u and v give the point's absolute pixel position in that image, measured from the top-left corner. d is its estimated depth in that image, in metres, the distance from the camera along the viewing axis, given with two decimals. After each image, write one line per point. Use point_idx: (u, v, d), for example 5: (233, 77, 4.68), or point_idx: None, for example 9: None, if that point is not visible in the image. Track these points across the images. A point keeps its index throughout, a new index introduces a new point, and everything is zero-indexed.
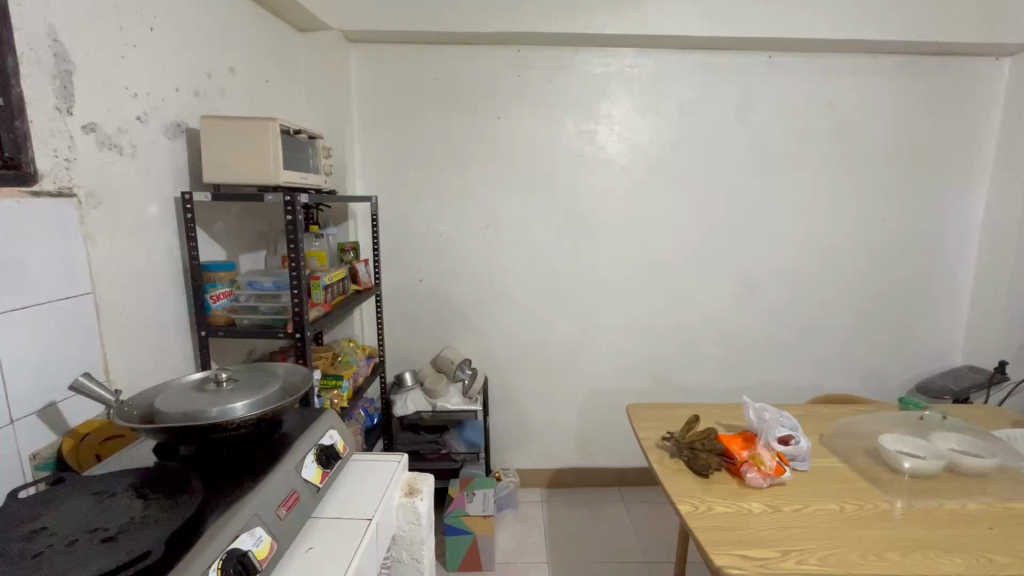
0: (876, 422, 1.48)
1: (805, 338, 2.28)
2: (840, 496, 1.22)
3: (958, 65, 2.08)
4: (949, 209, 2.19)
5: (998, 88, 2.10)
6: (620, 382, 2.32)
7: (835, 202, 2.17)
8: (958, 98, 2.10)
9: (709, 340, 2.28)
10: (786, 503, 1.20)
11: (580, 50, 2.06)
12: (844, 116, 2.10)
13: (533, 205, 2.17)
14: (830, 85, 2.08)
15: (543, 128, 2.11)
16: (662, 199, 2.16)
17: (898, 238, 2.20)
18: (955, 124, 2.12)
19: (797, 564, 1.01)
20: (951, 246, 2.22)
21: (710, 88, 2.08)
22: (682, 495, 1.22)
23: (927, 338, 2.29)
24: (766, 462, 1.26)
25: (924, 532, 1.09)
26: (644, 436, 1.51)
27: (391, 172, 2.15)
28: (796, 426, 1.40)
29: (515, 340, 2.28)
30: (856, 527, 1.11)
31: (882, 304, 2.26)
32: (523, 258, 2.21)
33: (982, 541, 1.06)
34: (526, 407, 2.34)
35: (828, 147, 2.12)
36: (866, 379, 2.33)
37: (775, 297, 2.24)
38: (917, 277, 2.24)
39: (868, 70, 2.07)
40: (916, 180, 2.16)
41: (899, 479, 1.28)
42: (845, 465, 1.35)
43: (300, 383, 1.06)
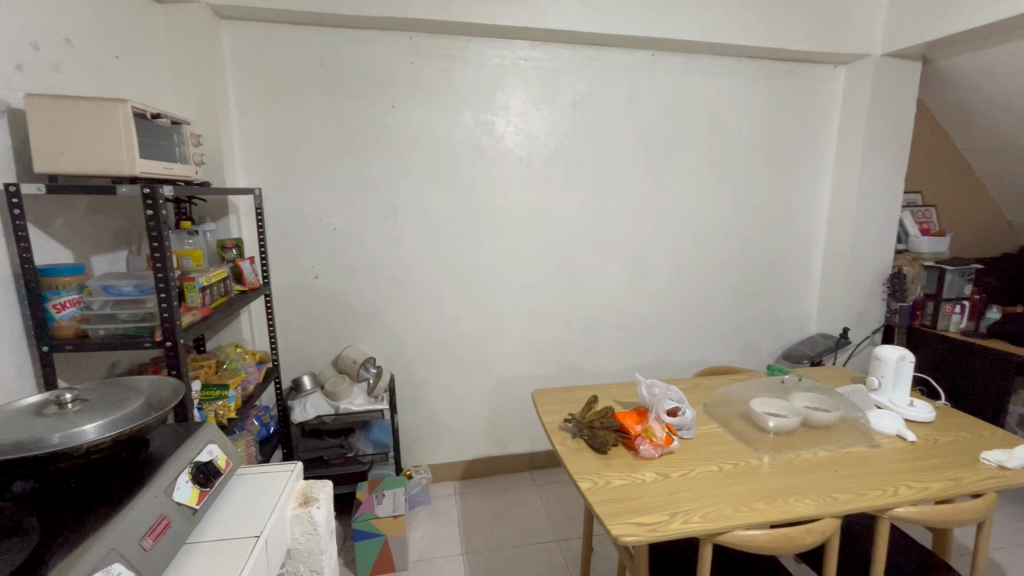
0: (748, 387, 1.66)
1: (690, 316, 2.49)
2: (718, 458, 1.36)
3: (806, 71, 2.36)
4: (802, 197, 2.50)
5: (836, 92, 2.42)
6: (526, 369, 2.37)
7: (711, 192, 2.38)
8: (807, 100, 2.39)
9: (607, 323, 2.40)
10: (674, 469, 1.31)
11: (475, 39, 2.05)
12: (717, 113, 2.31)
13: (434, 196, 2.14)
14: (704, 84, 2.27)
15: (440, 118, 2.08)
16: (558, 190, 2.23)
17: (764, 224, 2.48)
18: (805, 122, 2.42)
19: (682, 523, 1.10)
20: (805, 230, 2.54)
21: (600, 83, 2.18)
22: (584, 473, 1.29)
23: (789, 311, 2.61)
24: (656, 434, 1.36)
25: (785, 482, 1.25)
26: (547, 420, 1.56)
27: (277, 163, 1.99)
28: (682, 398, 1.52)
29: (421, 334, 2.24)
30: (731, 484, 1.24)
31: (752, 283, 2.53)
32: (425, 250, 2.17)
33: (829, 483, 1.24)
34: (435, 401, 2.32)
35: (704, 141, 2.32)
36: (742, 350, 2.60)
37: (663, 281, 2.42)
38: (779, 258, 2.54)
39: (735, 72, 2.29)
40: (776, 172, 2.43)
41: (766, 437, 1.45)
42: (724, 430, 1.50)
43: (170, 397, 0.95)
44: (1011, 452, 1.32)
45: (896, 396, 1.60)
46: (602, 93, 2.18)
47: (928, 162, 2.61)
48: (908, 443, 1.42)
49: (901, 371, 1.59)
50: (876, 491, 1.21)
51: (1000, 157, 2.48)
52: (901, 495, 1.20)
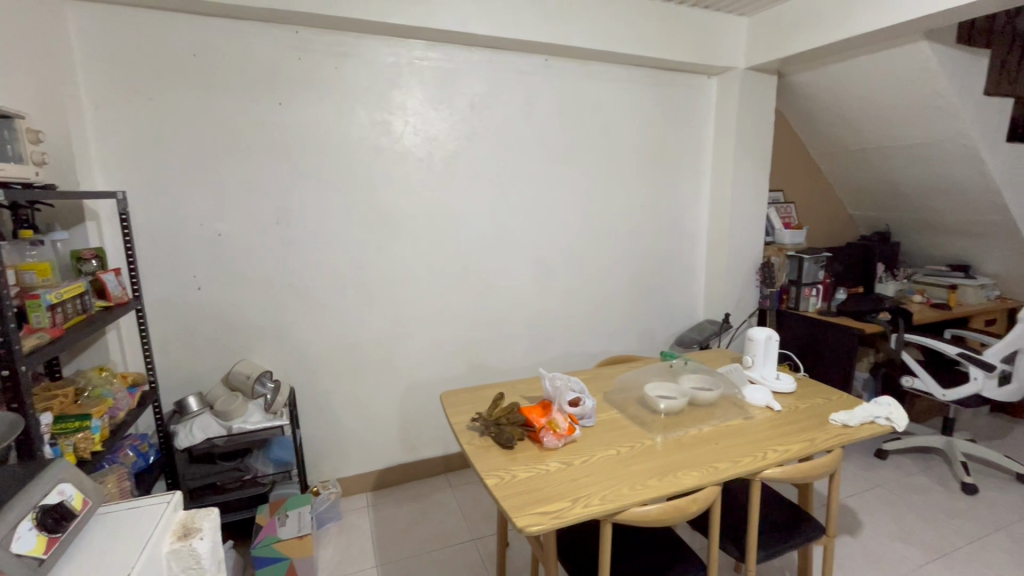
0: (642, 373, 1.78)
1: (592, 310, 2.61)
2: (616, 442, 1.44)
3: (684, 80, 2.58)
4: (686, 196, 2.72)
5: (710, 101, 2.67)
6: (437, 371, 2.35)
7: (606, 191, 2.51)
8: (686, 107, 2.61)
9: (515, 321, 2.45)
10: (576, 457, 1.37)
11: (367, 36, 1.99)
12: (608, 117, 2.44)
13: (330, 198, 2.04)
14: (595, 90, 2.39)
15: (333, 117, 2.00)
16: (460, 191, 2.24)
17: (654, 221, 2.67)
18: (685, 127, 2.64)
19: (582, 508, 1.16)
20: (689, 226, 2.77)
21: (497, 85, 2.21)
22: (490, 470, 1.31)
23: (679, 301, 2.84)
24: (560, 424, 1.42)
25: (674, 458, 1.36)
26: (455, 421, 1.56)
27: (144, 163, 1.79)
28: (582, 388, 1.60)
29: (322, 343, 2.14)
30: (627, 465, 1.33)
31: (646, 276, 2.71)
32: (322, 255, 2.07)
33: (710, 455, 1.37)
34: (342, 412, 2.23)
35: (598, 143, 2.45)
36: (641, 339, 2.78)
37: (567, 277, 2.51)
38: (669, 252, 2.75)
39: (623, 78, 2.44)
40: (662, 173, 2.63)
41: (658, 418, 1.57)
42: (621, 415, 1.60)
43: (5, 434, 0.83)
44: (853, 413, 1.54)
45: (765, 371, 1.80)
46: (500, 96, 2.22)
47: (787, 164, 2.97)
48: (775, 412, 1.61)
49: (769, 349, 1.79)
50: (749, 458, 1.35)
51: (841, 160, 2.89)
52: (769, 458, 1.35)
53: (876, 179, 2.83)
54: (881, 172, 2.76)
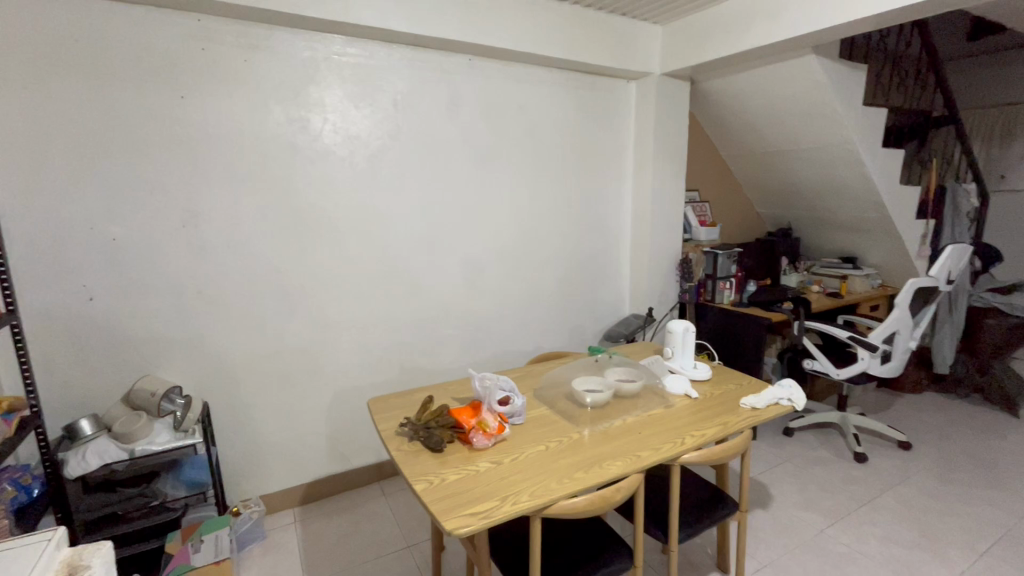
0: (570, 369, 1.83)
1: (524, 308, 2.64)
2: (546, 437, 1.47)
3: (605, 84, 2.67)
4: (610, 196, 2.83)
5: (630, 104, 2.78)
6: (366, 377, 2.28)
7: (534, 191, 2.55)
8: (608, 110, 2.71)
9: (447, 322, 2.43)
10: (506, 455, 1.38)
11: (279, 28, 1.88)
12: (533, 117, 2.48)
13: (242, 199, 1.92)
14: (520, 91, 2.42)
15: (243, 113, 1.88)
16: (385, 190, 2.18)
17: (581, 219, 2.74)
18: (608, 128, 2.73)
19: (511, 506, 1.17)
20: (614, 225, 2.88)
21: (421, 84, 2.18)
22: (420, 475, 1.29)
23: (607, 297, 2.94)
24: (490, 424, 1.42)
25: (600, 449, 1.40)
26: (383, 427, 1.52)
27: (17, 161, 1.59)
28: (512, 387, 1.62)
29: (239, 353, 2.00)
30: (556, 459, 1.36)
31: (575, 274, 2.79)
32: (236, 259, 1.94)
33: (634, 444, 1.43)
34: (264, 425, 2.10)
35: (524, 144, 2.48)
36: (571, 335, 2.85)
37: (497, 276, 2.53)
38: (596, 250, 2.84)
39: (546, 80, 2.48)
40: (587, 173, 2.71)
41: (586, 412, 1.61)
42: (550, 411, 1.64)
43: None
44: (761, 397, 1.67)
45: (683, 361, 1.91)
46: (424, 95, 2.19)
47: (702, 165, 3.16)
48: (693, 400, 1.71)
49: (687, 340, 1.90)
50: (668, 445, 1.43)
51: (748, 162, 3.11)
52: (687, 444, 1.44)
53: (778, 179, 3.08)
54: (782, 173, 3.01)
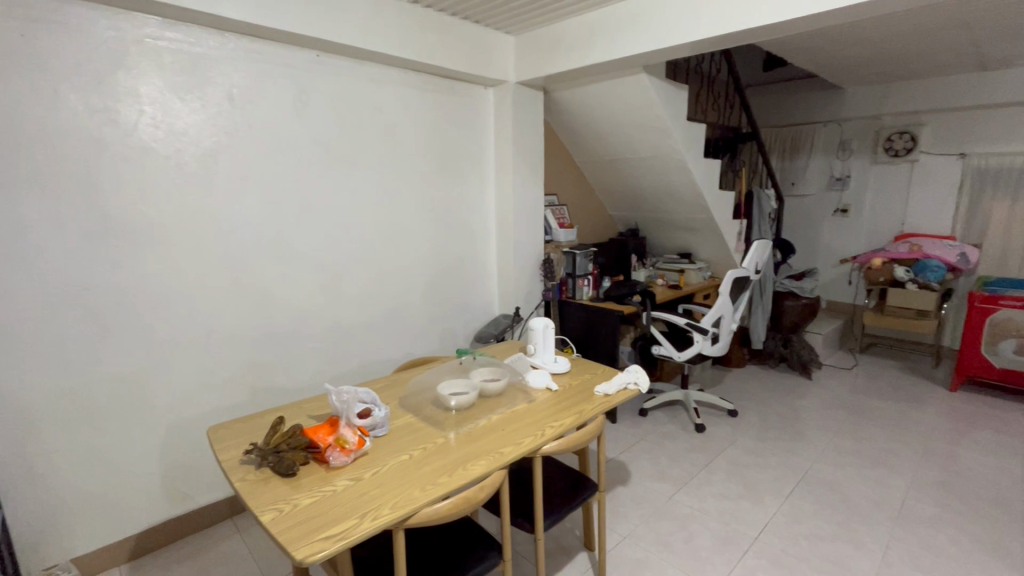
0: (435, 374, 1.82)
1: (391, 315, 2.57)
2: (410, 446, 1.44)
3: (463, 89, 2.71)
4: (473, 200, 2.88)
5: (488, 110, 2.86)
6: (210, 403, 2.03)
7: (395, 195, 2.49)
8: (467, 115, 2.75)
9: (305, 334, 2.26)
10: (367, 470, 1.32)
11: (71, 2, 1.59)
12: (390, 120, 2.42)
13: (30, 204, 1.59)
14: (375, 91, 2.35)
15: (25, 100, 1.55)
16: (223, 193, 1.96)
17: (446, 223, 2.75)
18: (468, 133, 2.78)
19: (370, 522, 1.12)
20: (480, 227, 2.94)
21: (261, 77, 2.00)
22: (268, 504, 1.18)
23: (476, 298, 2.98)
24: (348, 439, 1.36)
25: (464, 451, 1.42)
26: (224, 457, 1.36)
27: None
28: (373, 398, 1.56)
29: (33, 391, 1.65)
30: (419, 467, 1.34)
31: (443, 277, 2.78)
32: (24, 277, 1.60)
33: (497, 442, 1.46)
34: (74, 472, 1.76)
35: (382, 146, 2.41)
36: (443, 339, 2.84)
37: (360, 284, 2.42)
38: (462, 253, 2.87)
39: (403, 82, 2.44)
40: (450, 177, 2.73)
41: (451, 415, 1.62)
42: (415, 418, 1.61)
43: None
44: (613, 383, 1.81)
45: (545, 357, 2.01)
46: (264, 90, 2.01)
47: (559, 171, 3.36)
48: (553, 392, 1.81)
49: (547, 337, 2.01)
50: (530, 438, 1.49)
51: (598, 168, 3.39)
52: (546, 435, 1.51)
53: (624, 185, 3.40)
54: (627, 179, 3.33)
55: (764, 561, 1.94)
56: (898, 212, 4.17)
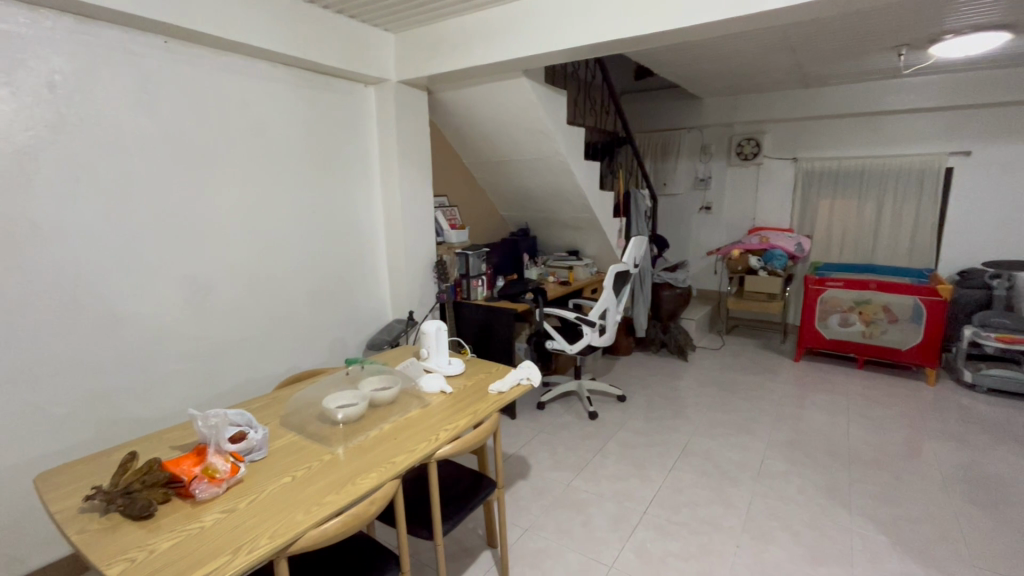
0: (320, 388, 1.72)
1: (271, 327, 2.38)
2: (292, 467, 1.34)
3: (341, 86, 2.59)
4: (358, 202, 2.76)
5: (369, 109, 2.76)
6: (42, 445, 1.72)
7: (268, 197, 2.31)
8: (347, 114, 2.64)
9: (167, 355, 2.01)
10: (242, 499, 1.21)
11: None
12: (258, 116, 2.23)
13: None
14: (239, 84, 2.15)
15: None
16: (48, 197, 1.67)
17: (329, 226, 2.61)
18: (349, 133, 2.66)
19: (246, 555, 1.02)
20: (367, 230, 2.83)
21: (92, 63, 1.73)
22: (118, 554, 1.02)
23: (367, 304, 2.87)
24: (219, 468, 1.23)
25: (353, 465, 1.35)
26: (58, 508, 1.16)
27: None
28: (248, 420, 1.43)
29: None
30: (303, 488, 1.25)
31: (329, 284, 2.64)
32: None
33: (388, 451, 1.42)
34: None
35: (251, 145, 2.21)
36: (332, 349, 2.69)
37: (232, 295, 2.20)
38: (349, 258, 2.74)
39: (272, 77, 2.27)
40: (331, 178, 2.59)
41: (338, 430, 1.53)
42: (297, 437, 1.50)
43: None
44: (506, 380, 1.84)
45: (439, 359, 2.01)
46: (97, 76, 1.74)
47: (447, 173, 3.35)
48: (448, 395, 1.79)
49: (440, 339, 1.99)
50: (422, 444, 1.46)
51: (486, 170, 3.43)
52: (440, 439, 1.49)
53: (513, 186, 3.49)
54: (515, 180, 3.41)
55: (652, 532, 2.10)
56: (749, 209, 4.77)
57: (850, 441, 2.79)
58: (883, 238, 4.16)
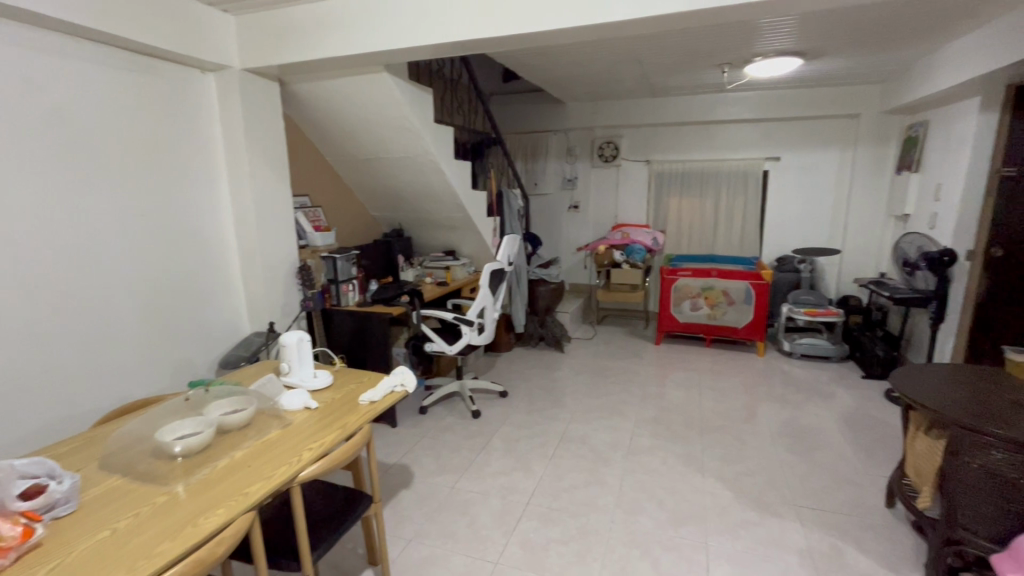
0: (152, 419, 1.47)
1: (90, 352, 1.99)
2: (115, 516, 1.13)
3: (171, 71, 2.26)
4: (201, 203, 2.44)
5: (209, 98, 2.45)
6: None
7: (79, 198, 1.93)
8: (180, 102, 2.31)
9: None
10: (42, 566, 0.98)
11: None
12: (57, 100, 1.85)
13: None
14: (26, 60, 1.76)
15: None
16: None
17: (164, 231, 2.26)
18: (184, 124, 2.33)
19: None
20: (213, 234, 2.51)
21: None
22: None
23: (218, 318, 2.55)
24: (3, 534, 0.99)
25: (196, 503, 1.18)
26: None
27: None
28: (50, 468, 1.18)
29: None
30: (130, 539, 1.06)
31: (167, 297, 2.29)
32: None
33: (241, 481, 1.26)
34: None
35: (49, 134, 1.83)
36: (175, 372, 2.34)
37: (30, 317, 1.80)
38: (192, 266, 2.41)
39: (75, 53, 1.90)
40: (163, 175, 2.25)
41: (176, 464, 1.33)
42: (122, 479, 1.27)
43: None
44: (378, 389, 1.74)
45: (302, 373, 1.84)
46: None
47: (309, 171, 3.12)
48: (314, 410, 1.66)
49: (302, 351, 1.84)
50: (282, 469, 1.32)
51: (353, 168, 3.25)
52: (303, 460, 1.36)
53: (383, 186, 3.36)
54: (384, 179, 3.28)
55: (535, 522, 2.16)
56: (612, 207, 5.16)
57: (702, 412, 3.15)
58: (721, 231, 4.77)
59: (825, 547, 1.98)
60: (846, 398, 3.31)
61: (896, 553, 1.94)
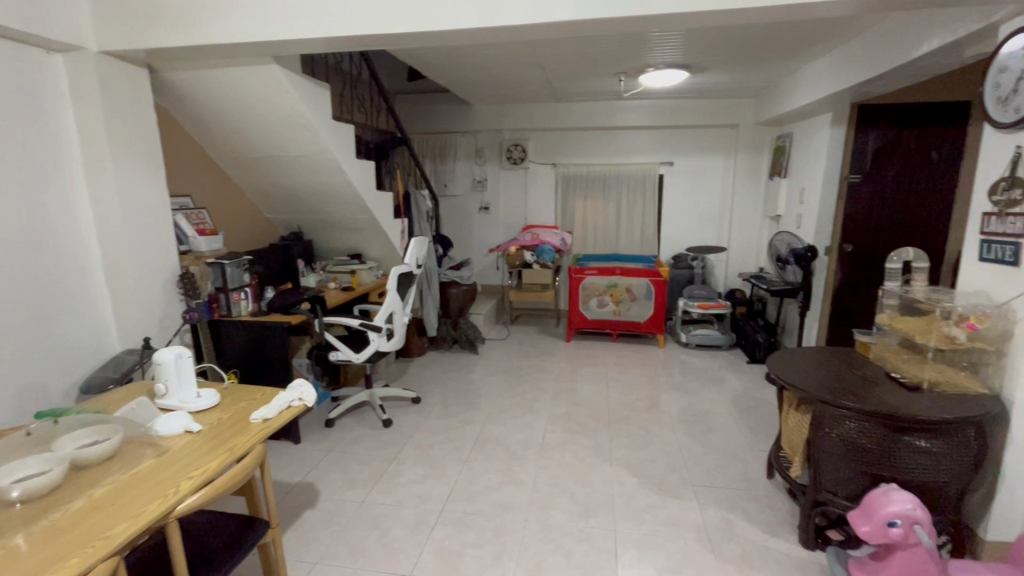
0: None
1: None
2: None
3: (8, 49, 1.93)
4: (52, 204, 2.11)
5: (60, 83, 2.13)
6: None
7: None
8: (21, 86, 1.98)
9: None
10: None
11: None
12: None
13: None
14: None
15: None
16: None
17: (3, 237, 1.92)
18: (26, 111, 2.00)
19: None
20: (68, 239, 2.18)
21: None
22: None
23: (78, 336, 2.21)
24: None
25: (40, 555, 1.01)
26: None
27: None
28: None
29: None
30: None
31: (10, 315, 1.94)
32: None
33: (100, 523, 1.10)
34: None
35: None
36: (23, 401, 2.00)
37: None
38: (42, 277, 2.07)
39: None
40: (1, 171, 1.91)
41: (15, 512, 1.13)
42: None
43: None
44: (271, 405, 1.61)
45: (183, 393, 1.66)
46: None
47: (189, 169, 2.82)
48: (196, 434, 1.49)
49: (182, 369, 1.65)
50: (152, 505, 1.17)
51: (242, 166, 3.00)
52: (180, 491, 1.22)
53: (278, 186, 3.13)
54: (280, 179, 3.06)
55: (449, 528, 2.13)
56: (521, 209, 5.25)
57: (610, 405, 3.30)
58: (623, 232, 5.04)
59: (717, 521, 2.16)
60: (734, 382, 3.64)
61: (776, 519, 2.16)
